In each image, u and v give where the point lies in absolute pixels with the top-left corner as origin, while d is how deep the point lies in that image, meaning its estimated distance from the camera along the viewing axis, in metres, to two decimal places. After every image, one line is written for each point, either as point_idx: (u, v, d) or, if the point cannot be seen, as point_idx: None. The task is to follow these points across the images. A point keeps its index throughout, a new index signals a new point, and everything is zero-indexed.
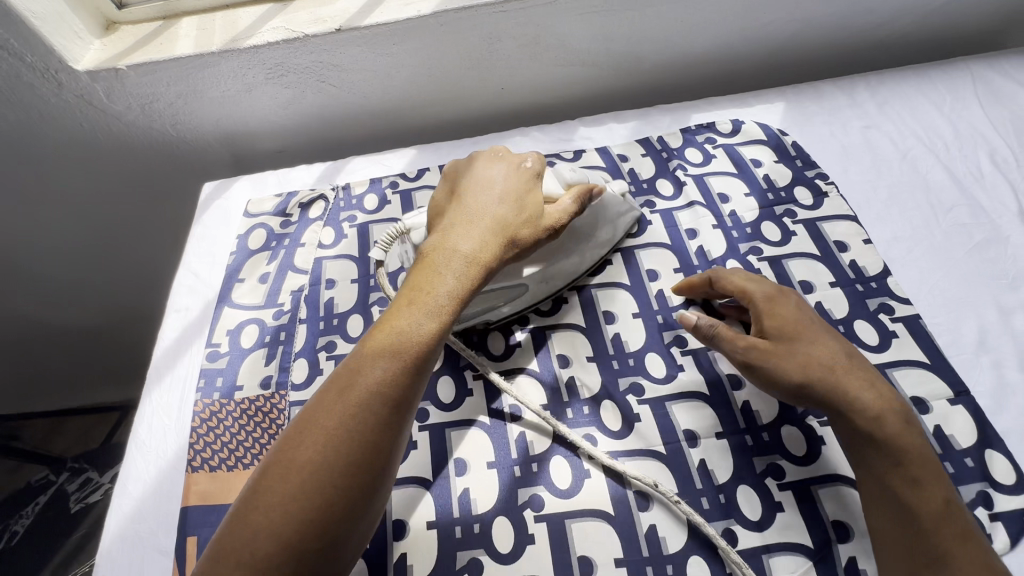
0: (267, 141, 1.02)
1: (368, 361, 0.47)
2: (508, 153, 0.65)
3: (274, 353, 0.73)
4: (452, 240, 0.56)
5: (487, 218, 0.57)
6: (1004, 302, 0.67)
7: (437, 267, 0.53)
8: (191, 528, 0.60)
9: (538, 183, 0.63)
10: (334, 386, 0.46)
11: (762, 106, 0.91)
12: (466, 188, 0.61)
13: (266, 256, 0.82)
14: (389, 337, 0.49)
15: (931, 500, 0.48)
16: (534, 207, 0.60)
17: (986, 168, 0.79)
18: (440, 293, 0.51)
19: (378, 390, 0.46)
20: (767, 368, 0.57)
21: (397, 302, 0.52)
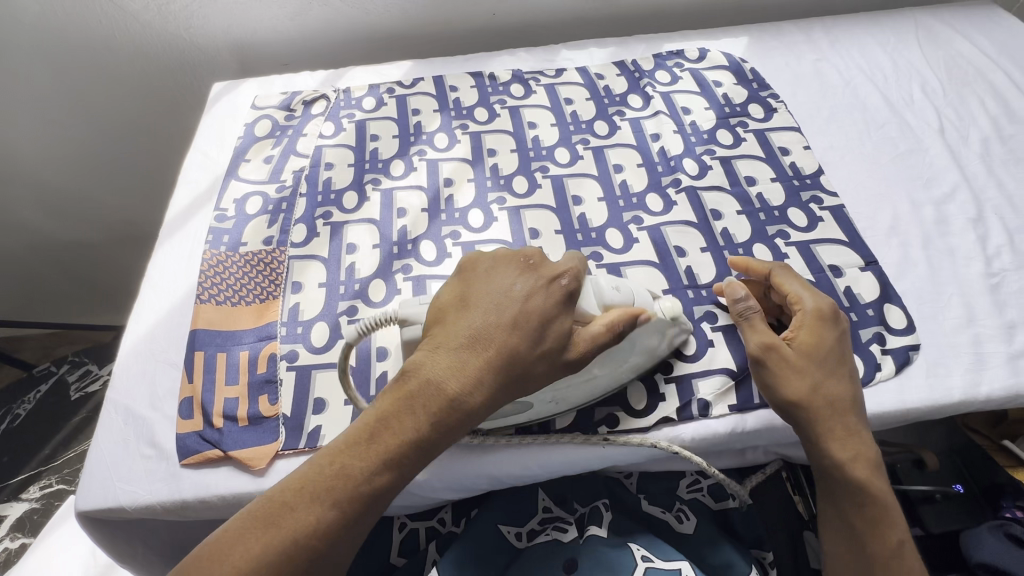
0: (274, 53, 1.09)
1: (306, 498, 0.47)
2: (530, 257, 0.58)
3: (276, 218, 0.81)
4: (436, 367, 0.51)
5: (481, 349, 0.51)
6: (916, 197, 0.77)
7: (408, 403, 0.50)
8: (199, 345, 0.68)
9: (567, 317, 0.55)
10: (267, 510, 0.46)
11: (728, 40, 1.01)
12: (475, 292, 0.55)
13: (271, 142, 0.91)
14: (332, 475, 0.47)
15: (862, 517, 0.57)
16: (546, 345, 0.53)
17: (918, 95, 0.89)
18: (402, 438, 0.49)
19: (303, 535, 0.45)
20: (779, 379, 0.59)
21: (357, 431, 0.50)
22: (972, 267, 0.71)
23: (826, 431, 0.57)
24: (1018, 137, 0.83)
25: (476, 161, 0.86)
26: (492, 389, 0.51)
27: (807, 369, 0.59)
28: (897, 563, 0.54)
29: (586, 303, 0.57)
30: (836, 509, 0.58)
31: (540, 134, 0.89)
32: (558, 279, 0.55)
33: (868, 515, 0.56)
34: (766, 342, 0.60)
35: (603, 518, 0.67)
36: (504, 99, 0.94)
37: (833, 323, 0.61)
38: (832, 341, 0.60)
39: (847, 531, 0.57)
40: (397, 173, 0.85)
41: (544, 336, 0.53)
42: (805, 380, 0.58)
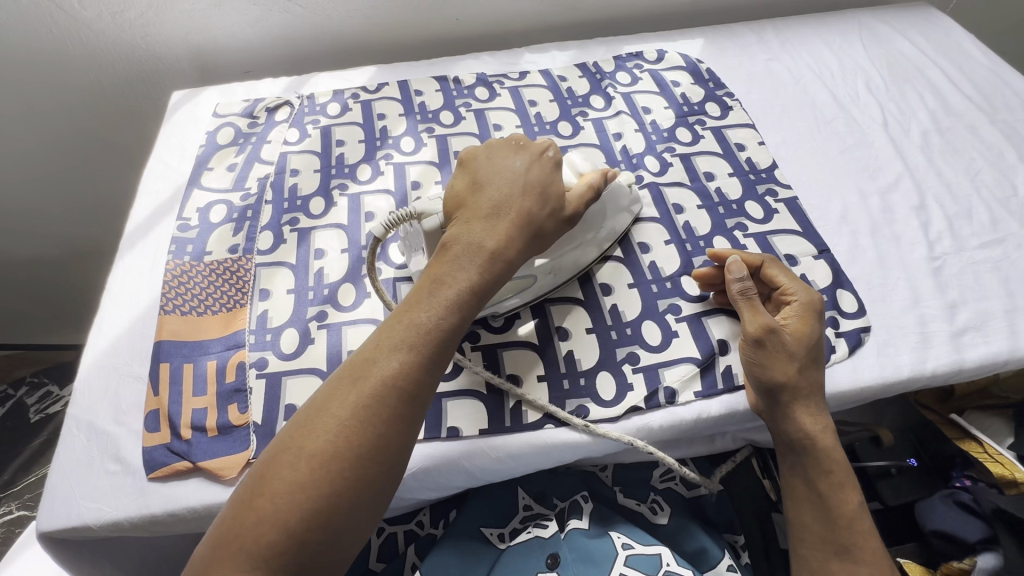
0: (236, 59, 1.08)
1: (382, 351, 0.50)
2: (521, 139, 0.65)
3: (241, 226, 0.80)
4: (472, 231, 0.57)
5: (506, 211, 0.58)
6: (864, 188, 0.82)
7: (453, 261, 0.55)
8: (164, 356, 0.67)
9: (561, 177, 0.63)
10: (349, 370, 0.49)
11: (684, 41, 1.04)
12: (481, 176, 0.62)
13: (234, 150, 0.90)
14: (403, 329, 0.51)
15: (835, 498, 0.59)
16: (553, 201, 0.61)
17: (863, 92, 0.94)
18: (457, 283, 0.54)
19: (391, 378, 0.49)
20: (769, 358, 0.61)
21: (413, 294, 0.54)
22: (916, 251, 0.75)
23: (800, 409, 0.61)
24: (954, 129, 0.88)
25: (443, 164, 0.87)
26: (521, 239, 0.58)
27: (796, 352, 0.62)
28: (863, 524, 0.58)
29: (567, 174, 0.66)
30: (805, 480, 0.61)
31: (505, 136, 0.90)
32: (542, 149, 0.64)
33: (835, 480, 0.60)
34: (769, 323, 0.62)
35: (584, 510, 0.69)
36: (469, 102, 0.95)
37: (817, 312, 0.65)
38: (820, 331, 0.64)
39: (819, 501, 0.59)
40: (364, 177, 0.86)
41: (551, 197, 0.61)
42: (794, 361, 0.61)
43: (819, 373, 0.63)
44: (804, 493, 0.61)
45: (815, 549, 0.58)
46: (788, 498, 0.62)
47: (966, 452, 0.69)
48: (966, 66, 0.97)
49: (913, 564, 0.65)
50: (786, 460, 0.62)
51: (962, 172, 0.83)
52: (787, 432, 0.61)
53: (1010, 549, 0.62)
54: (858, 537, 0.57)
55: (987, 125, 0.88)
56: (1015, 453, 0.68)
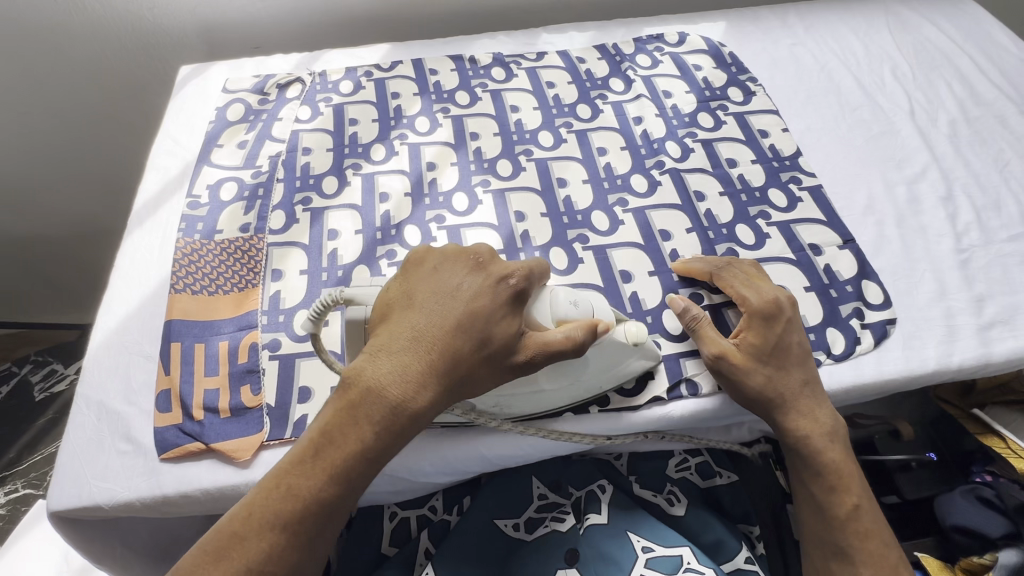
0: (244, 34, 1.05)
1: (253, 527, 0.46)
2: (479, 254, 0.55)
3: (252, 205, 0.78)
4: (379, 376, 0.49)
5: (425, 355, 0.50)
6: (890, 177, 0.80)
7: (353, 416, 0.49)
8: (174, 337, 0.66)
9: (516, 312, 0.53)
10: (218, 541, 0.46)
11: (706, 24, 1.01)
12: (419, 296, 0.53)
13: (244, 126, 0.87)
14: (283, 496, 0.47)
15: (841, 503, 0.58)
16: (489, 349, 0.51)
17: (889, 80, 0.91)
18: (351, 448, 0.48)
19: (253, 564, 0.45)
20: (732, 377, 0.60)
21: (301, 447, 0.49)
22: (943, 243, 0.73)
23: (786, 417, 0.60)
24: (983, 119, 0.86)
25: (458, 145, 0.85)
26: (435, 391, 0.50)
27: (756, 367, 0.60)
28: (862, 527, 0.56)
29: (538, 313, 0.56)
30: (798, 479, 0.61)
31: (522, 117, 0.88)
32: (504, 279, 0.53)
33: (828, 485, 0.59)
34: (713, 352, 0.60)
35: (602, 501, 0.69)
36: (485, 83, 0.93)
37: (778, 315, 0.62)
38: (781, 333, 0.61)
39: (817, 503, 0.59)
40: (379, 157, 0.83)
41: (490, 339, 0.51)
42: (758, 374, 0.60)
43: (800, 369, 0.61)
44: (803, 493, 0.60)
45: (816, 553, 0.58)
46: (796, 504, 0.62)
47: (988, 446, 0.69)
48: (995, 56, 0.95)
49: (931, 559, 0.65)
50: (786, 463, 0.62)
51: (990, 164, 0.81)
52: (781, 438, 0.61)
53: None
54: (854, 539, 0.56)
55: (1016, 115, 0.86)
56: None
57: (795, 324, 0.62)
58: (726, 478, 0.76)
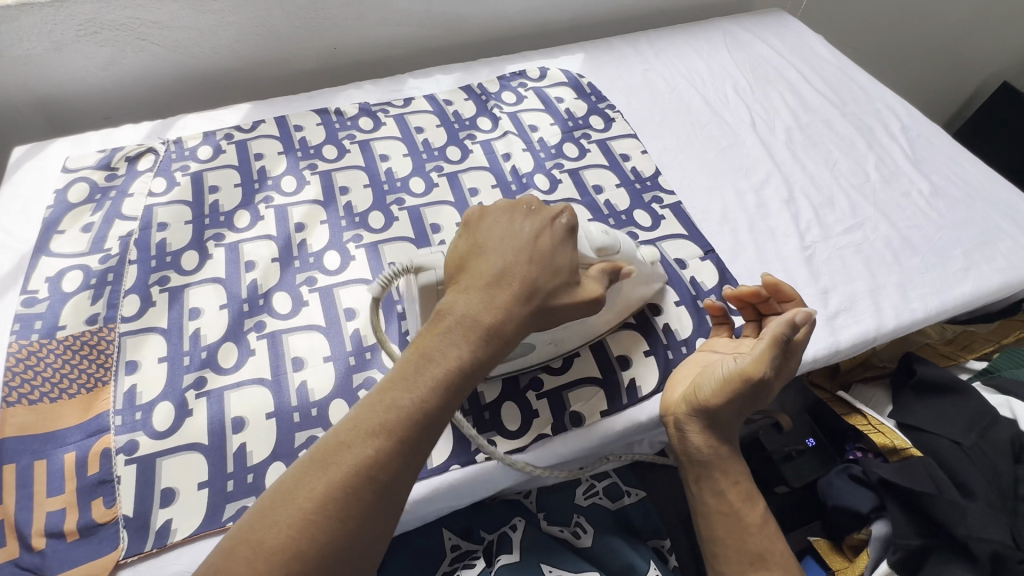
0: (90, 106, 0.98)
1: (358, 435, 0.45)
2: (532, 203, 0.59)
3: (101, 293, 0.72)
4: (466, 301, 0.52)
5: (508, 282, 0.53)
6: (739, 186, 0.86)
7: (445, 334, 0.50)
8: (8, 457, 0.59)
9: (570, 250, 0.57)
10: (322, 452, 0.44)
11: (566, 57, 1.06)
12: (491, 238, 0.56)
13: (89, 207, 0.81)
14: (383, 409, 0.46)
15: (752, 512, 0.60)
16: (563, 276, 0.55)
17: (732, 95, 1.00)
18: (448, 360, 0.48)
19: (365, 468, 0.44)
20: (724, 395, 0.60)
21: (398, 368, 0.48)
22: (790, 243, 0.80)
23: (695, 433, 0.62)
24: (813, 124, 0.95)
25: (328, 201, 0.83)
26: (523, 311, 0.52)
27: (749, 399, 0.61)
28: (769, 531, 0.59)
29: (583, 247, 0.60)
30: (712, 492, 0.61)
31: (392, 166, 0.88)
32: (560, 220, 0.57)
33: (730, 497, 0.61)
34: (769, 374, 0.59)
35: (513, 542, 0.67)
36: (353, 134, 0.92)
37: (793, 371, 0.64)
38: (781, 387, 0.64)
39: (722, 515, 0.60)
40: (243, 224, 0.80)
41: (557, 271, 0.55)
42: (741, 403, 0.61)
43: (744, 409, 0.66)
44: (709, 506, 0.61)
45: (728, 560, 0.58)
46: (699, 514, 0.62)
47: (855, 426, 0.74)
48: (818, 66, 1.06)
49: (821, 540, 0.70)
50: (695, 472, 0.62)
51: (822, 164, 0.90)
52: (693, 449, 0.62)
53: (898, 520, 0.63)
54: (764, 542, 0.58)
55: (839, 118, 0.96)
56: (894, 421, 0.73)
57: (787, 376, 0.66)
58: (633, 496, 0.76)
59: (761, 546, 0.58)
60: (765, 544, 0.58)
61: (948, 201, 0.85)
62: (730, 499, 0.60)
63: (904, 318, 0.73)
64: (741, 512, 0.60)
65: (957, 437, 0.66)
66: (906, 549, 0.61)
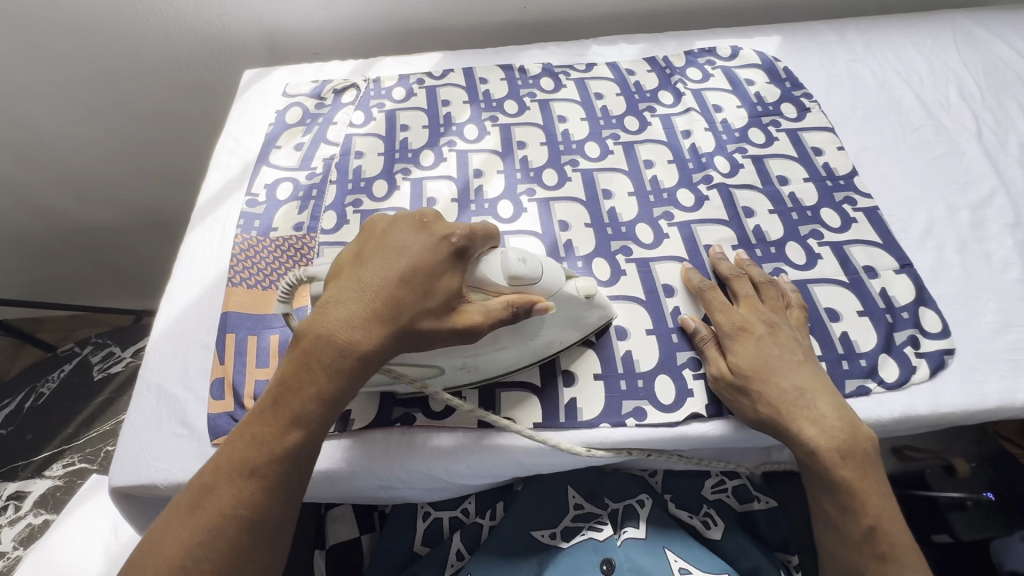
0: (304, 42, 1.10)
1: (225, 473, 0.47)
2: (425, 216, 0.55)
3: (306, 205, 0.81)
4: (327, 327, 0.49)
5: (370, 305, 0.49)
6: (953, 201, 0.77)
7: (307, 364, 0.49)
8: (230, 327, 0.69)
9: (456, 268, 0.53)
10: (195, 491, 0.47)
11: (761, 39, 1.00)
12: (369, 259, 0.52)
13: (301, 129, 0.91)
14: (248, 447, 0.48)
15: (858, 524, 0.55)
16: (435, 300, 0.51)
17: (955, 99, 0.88)
18: (310, 392, 0.48)
19: (227, 508, 0.46)
20: (732, 399, 0.61)
21: (265, 400, 0.50)
22: (1009, 273, 0.70)
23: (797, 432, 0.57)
24: None
25: (506, 153, 0.86)
26: (383, 334, 0.49)
27: (749, 386, 0.59)
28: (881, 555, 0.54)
29: (488, 272, 0.55)
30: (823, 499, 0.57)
31: (569, 128, 0.89)
32: (446, 235, 0.53)
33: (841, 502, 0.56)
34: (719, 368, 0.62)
35: (640, 516, 0.68)
36: (534, 92, 0.94)
37: (758, 332, 0.63)
38: (769, 348, 0.62)
39: (829, 523, 0.57)
40: (428, 163, 0.86)
41: (430, 292, 0.51)
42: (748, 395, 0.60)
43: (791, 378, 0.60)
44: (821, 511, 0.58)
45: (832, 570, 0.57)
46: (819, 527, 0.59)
47: None
48: None
49: None
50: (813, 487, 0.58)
51: None
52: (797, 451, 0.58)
53: None
54: (866, 560, 0.54)
55: None
56: None
57: (780, 338, 0.63)
58: (763, 502, 0.74)
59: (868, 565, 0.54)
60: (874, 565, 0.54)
61: None
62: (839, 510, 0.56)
63: None
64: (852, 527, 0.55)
65: None
66: None
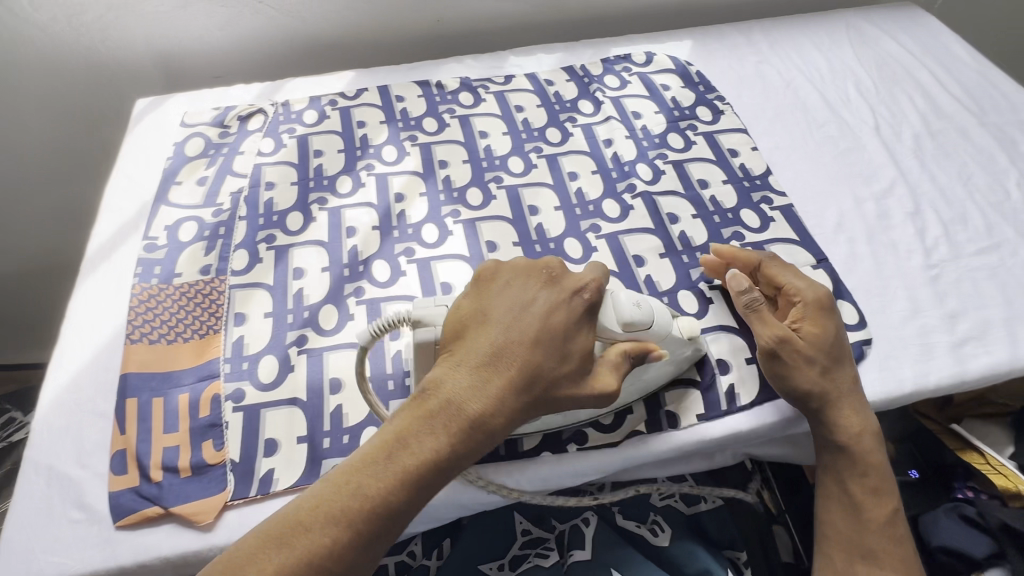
0: (204, 65, 1.02)
1: (320, 517, 0.45)
2: (551, 268, 0.56)
3: (213, 245, 0.75)
4: (457, 387, 0.50)
5: (502, 367, 0.51)
6: (859, 193, 0.80)
7: (428, 421, 0.49)
8: (131, 391, 0.62)
9: (587, 335, 0.54)
10: (286, 530, 0.45)
11: (673, 43, 1.01)
12: (494, 311, 0.53)
13: (204, 162, 0.84)
14: (348, 495, 0.46)
15: (882, 507, 0.60)
16: (570, 366, 0.52)
17: (853, 94, 0.92)
18: (427, 451, 0.48)
19: (319, 555, 0.44)
20: (791, 366, 0.60)
21: (374, 448, 0.48)
22: (913, 259, 0.74)
23: (834, 417, 0.61)
24: (946, 132, 0.87)
25: (427, 174, 0.83)
26: (513, 406, 0.50)
27: (816, 358, 0.61)
28: (892, 532, 0.59)
29: (606, 320, 0.56)
30: (838, 481, 0.62)
31: (491, 143, 0.87)
32: (579, 295, 0.54)
33: (867, 487, 0.61)
34: (785, 333, 0.60)
35: (586, 536, 0.69)
36: (453, 108, 0.91)
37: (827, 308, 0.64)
38: (834, 327, 0.63)
39: (847, 502, 0.61)
40: (346, 191, 0.81)
41: (566, 361, 0.52)
42: (814, 367, 0.61)
43: (851, 366, 0.63)
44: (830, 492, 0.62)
45: (840, 551, 0.60)
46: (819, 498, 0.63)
47: (969, 463, 0.68)
48: (955, 68, 0.97)
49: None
50: (822, 459, 0.63)
51: (955, 176, 0.82)
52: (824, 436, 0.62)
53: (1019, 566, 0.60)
54: (881, 540, 0.59)
55: (977, 127, 0.88)
56: (1016, 463, 0.69)
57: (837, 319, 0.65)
58: (710, 503, 0.75)
59: (886, 545, 0.58)
60: (889, 543, 0.59)
61: None
62: (862, 495, 0.60)
63: None
64: (874, 510, 0.59)
65: None
66: None
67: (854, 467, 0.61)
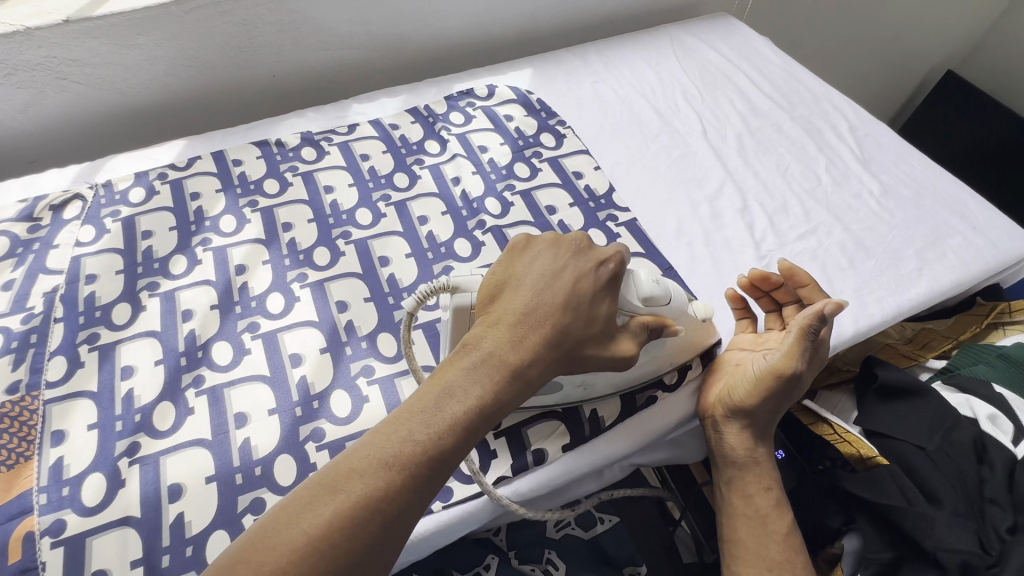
0: (13, 151, 0.92)
1: (373, 463, 0.43)
2: (576, 242, 0.57)
3: (23, 357, 0.67)
4: (496, 340, 0.51)
5: (536, 323, 0.52)
6: (694, 198, 0.85)
7: (471, 371, 0.49)
8: None
9: (612, 299, 0.56)
10: (334, 476, 0.43)
11: (514, 73, 1.04)
12: (524, 275, 0.55)
13: (10, 263, 0.76)
14: (398, 441, 0.45)
15: (779, 518, 0.61)
16: (596, 327, 0.54)
17: (681, 104, 0.99)
18: (473, 397, 0.48)
19: (373, 499, 0.42)
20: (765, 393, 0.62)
21: (419, 400, 0.47)
22: (745, 253, 0.79)
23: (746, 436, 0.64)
24: (763, 129, 0.95)
25: (270, 239, 0.79)
26: (548, 360, 0.52)
27: (788, 393, 0.63)
28: (791, 541, 0.60)
29: (629, 296, 0.57)
30: (741, 494, 0.63)
31: (337, 197, 0.84)
32: (603, 263, 0.56)
33: (762, 499, 0.62)
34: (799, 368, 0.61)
35: None
36: (295, 166, 0.88)
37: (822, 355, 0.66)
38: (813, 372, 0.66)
39: (749, 515, 0.62)
40: (180, 271, 0.76)
41: (592, 319, 0.54)
42: (778, 399, 0.64)
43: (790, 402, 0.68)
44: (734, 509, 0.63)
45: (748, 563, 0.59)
46: (726, 516, 0.64)
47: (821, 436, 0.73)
48: (766, 69, 1.06)
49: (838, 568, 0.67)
50: (725, 475, 0.66)
51: (774, 170, 0.89)
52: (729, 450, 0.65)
53: (867, 532, 0.63)
54: (779, 547, 0.59)
55: (789, 122, 0.96)
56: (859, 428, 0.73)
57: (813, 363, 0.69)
58: (606, 522, 0.75)
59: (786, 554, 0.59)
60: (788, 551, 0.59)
61: (898, 200, 0.86)
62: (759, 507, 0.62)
63: (861, 323, 0.73)
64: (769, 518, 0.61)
65: (922, 442, 0.67)
66: (878, 562, 0.61)
67: (747, 479, 0.64)
